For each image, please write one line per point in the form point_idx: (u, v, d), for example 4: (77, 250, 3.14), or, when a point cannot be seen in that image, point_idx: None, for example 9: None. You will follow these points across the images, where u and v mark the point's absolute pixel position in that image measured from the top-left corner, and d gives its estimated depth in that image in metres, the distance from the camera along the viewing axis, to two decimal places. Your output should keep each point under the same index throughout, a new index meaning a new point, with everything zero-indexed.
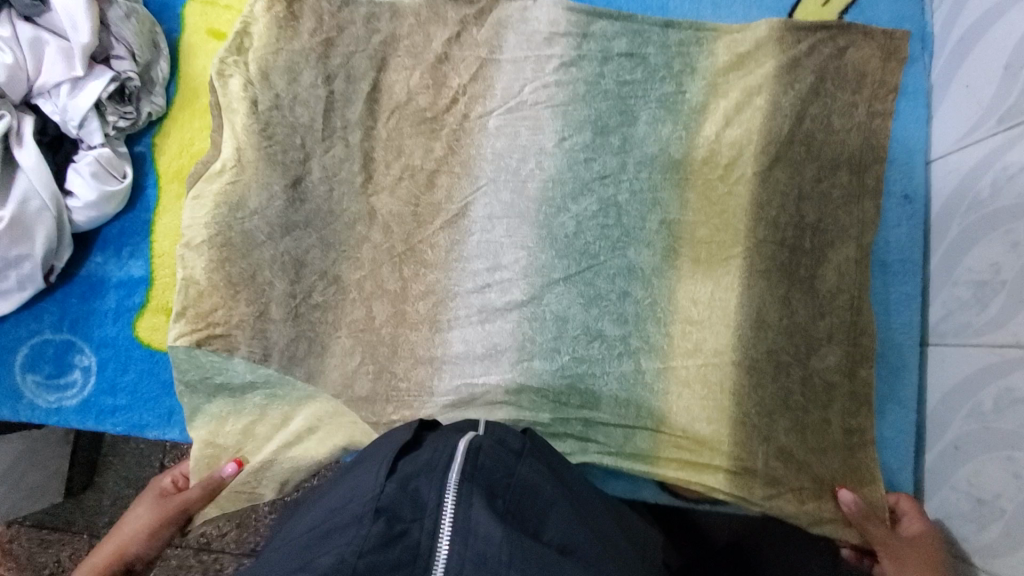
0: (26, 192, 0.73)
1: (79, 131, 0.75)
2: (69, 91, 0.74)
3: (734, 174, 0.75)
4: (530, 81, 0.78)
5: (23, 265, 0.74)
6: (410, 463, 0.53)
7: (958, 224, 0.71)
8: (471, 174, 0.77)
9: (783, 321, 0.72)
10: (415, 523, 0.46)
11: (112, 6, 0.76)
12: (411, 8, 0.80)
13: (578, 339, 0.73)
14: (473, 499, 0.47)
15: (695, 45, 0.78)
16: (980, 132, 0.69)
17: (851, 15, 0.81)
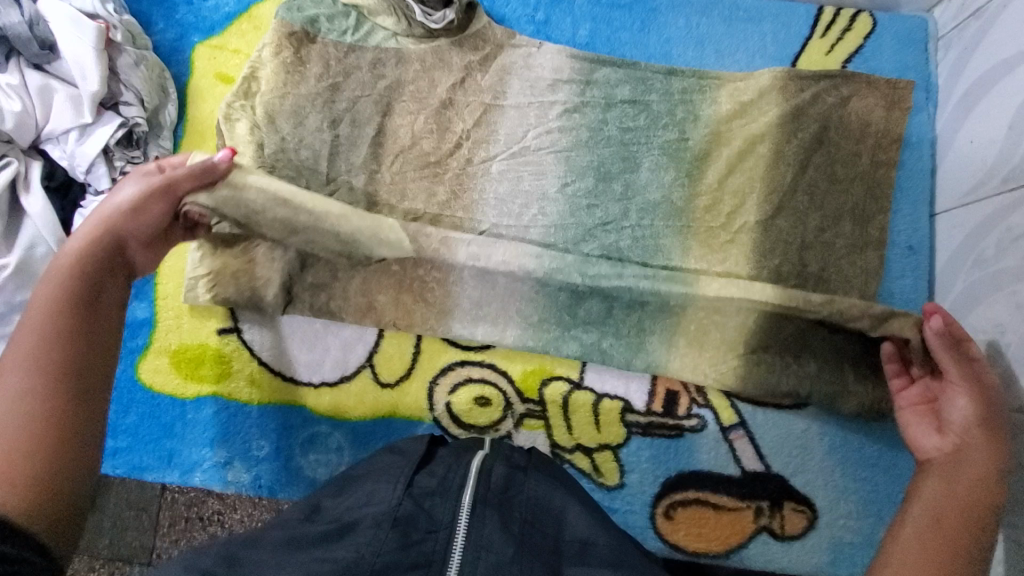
0: (32, 237, 0.73)
1: (87, 176, 0.76)
2: (77, 137, 0.75)
3: (737, 223, 0.75)
4: (533, 127, 0.79)
5: (27, 309, 0.73)
6: (425, 478, 0.55)
7: (963, 280, 0.71)
8: (474, 220, 0.77)
9: (786, 337, 0.72)
10: (431, 537, 0.51)
11: (121, 54, 0.78)
12: (416, 54, 0.80)
13: (587, 320, 0.75)
14: (487, 521, 0.51)
15: (698, 93, 0.79)
16: (983, 190, 0.70)
17: (854, 64, 0.81)
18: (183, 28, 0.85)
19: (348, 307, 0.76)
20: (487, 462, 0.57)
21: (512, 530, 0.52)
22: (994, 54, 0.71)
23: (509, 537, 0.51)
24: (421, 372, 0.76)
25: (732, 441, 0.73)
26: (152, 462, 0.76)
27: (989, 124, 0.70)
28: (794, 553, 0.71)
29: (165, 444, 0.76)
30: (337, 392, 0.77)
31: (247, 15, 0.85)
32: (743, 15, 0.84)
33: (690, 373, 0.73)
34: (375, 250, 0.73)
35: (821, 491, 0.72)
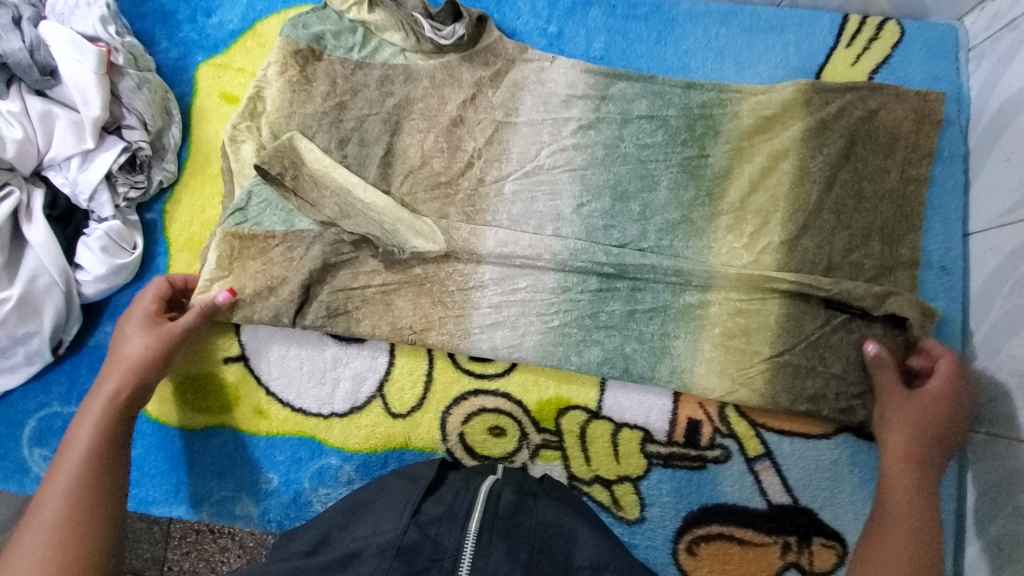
0: (35, 269, 0.71)
1: (90, 203, 0.74)
2: (79, 163, 0.74)
3: (760, 243, 0.72)
4: (546, 145, 0.76)
5: (31, 341, 0.73)
6: (432, 506, 0.54)
7: (1000, 306, 0.68)
8: (489, 225, 0.74)
9: (816, 352, 0.69)
10: (435, 565, 0.48)
11: (123, 77, 0.75)
12: (426, 70, 0.78)
13: (609, 330, 0.72)
14: (494, 548, 0.49)
15: (718, 107, 0.76)
16: (1021, 212, 0.67)
17: (881, 76, 0.78)
18: (187, 46, 0.83)
19: (360, 333, 0.73)
20: (495, 488, 0.56)
21: (520, 557, 0.49)
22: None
23: (517, 564, 0.48)
24: (434, 403, 0.74)
25: (758, 473, 0.71)
26: (159, 496, 0.75)
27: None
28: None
29: (173, 478, 0.76)
30: (348, 423, 0.75)
31: (252, 32, 0.83)
32: (764, 25, 0.81)
33: (717, 379, 0.70)
34: (409, 241, 0.72)
35: (851, 526, 0.69)
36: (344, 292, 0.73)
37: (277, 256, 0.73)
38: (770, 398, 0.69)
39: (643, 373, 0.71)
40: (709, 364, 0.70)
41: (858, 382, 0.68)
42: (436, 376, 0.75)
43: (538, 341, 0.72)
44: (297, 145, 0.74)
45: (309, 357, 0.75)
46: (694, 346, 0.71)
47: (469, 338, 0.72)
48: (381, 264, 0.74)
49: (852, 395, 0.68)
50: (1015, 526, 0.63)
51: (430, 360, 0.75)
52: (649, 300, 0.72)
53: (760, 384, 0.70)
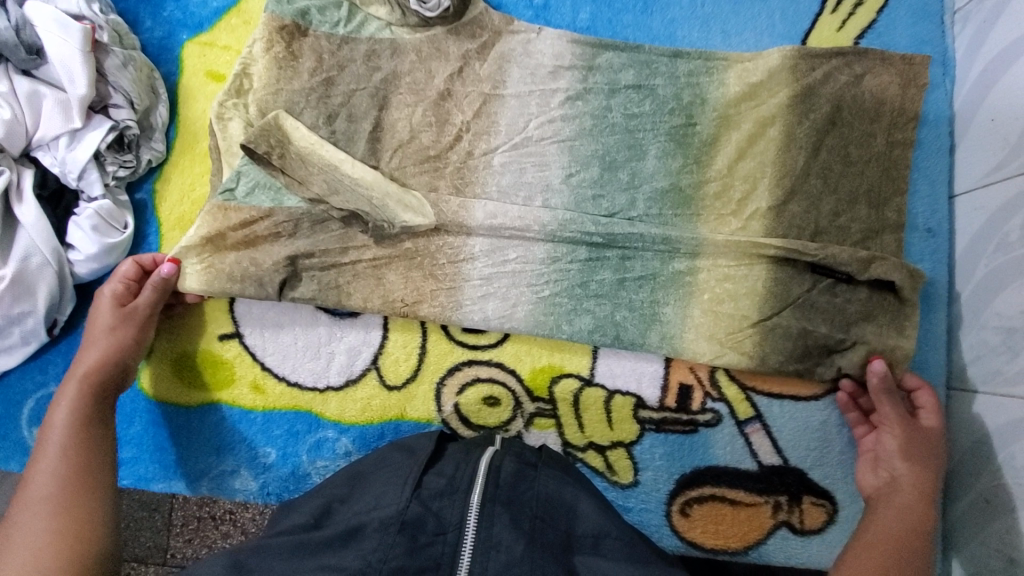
0: (26, 248, 0.72)
1: (79, 182, 0.74)
2: (67, 143, 0.74)
3: (749, 209, 0.73)
4: (535, 116, 0.76)
5: (26, 321, 0.74)
6: (434, 479, 0.54)
7: (985, 265, 0.70)
8: (478, 199, 0.74)
9: (810, 309, 0.70)
10: (439, 537, 0.49)
11: (109, 55, 0.75)
12: (413, 44, 0.78)
13: (601, 298, 0.72)
14: (495, 519, 0.50)
15: (705, 75, 0.76)
16: (1006, 171, 0.68)
17: (867, 41, 0.78)
18: (173, 25, 0.83)
19: (354, 307, 0.73)
20: (495, 461, 0.57)
21: (522, 526, 0.50)
22: (1015, 27, 0.68)
23: (519, 534, 0.50)
24: (428, 373, 0.75)
25: (749, 435, 0.72)
26: (158, 471, 0.76)
27: (1011, 103, 0.68)
28: (814, 546, 0.71)
29: (174, 454, 0.77)
30: (344, 397, 0.75)
31: (237, 9, 0.82)
32: None
33: (706, 344, 0.71)
34: (398, 216, 0.72)
35: (840, 484, 0.71)
36: (330, 266, 0.73)
37: (263, 229, 0.73)
38: (763, 359, 0.70)
39: (636, 339, 0.72)
40: (700, 329, 0.71)
41: (854, 344, 0.69)
42: (429, 350, 0.75)
43: (529, 312, 0.72)
44: (283, 123, 0.74)
45: (303, 332, 0.76)
46: (685, 310, 0.71)
47: (460, 309, 0.73)
48: (370, 240, 0.74)
49: (847, 357, 0.69)
50: (999, 480, 0.65)
51: (423, 333, 0.76)
52: (639, 268, 0.72)
53: (751, 346, 0.70)
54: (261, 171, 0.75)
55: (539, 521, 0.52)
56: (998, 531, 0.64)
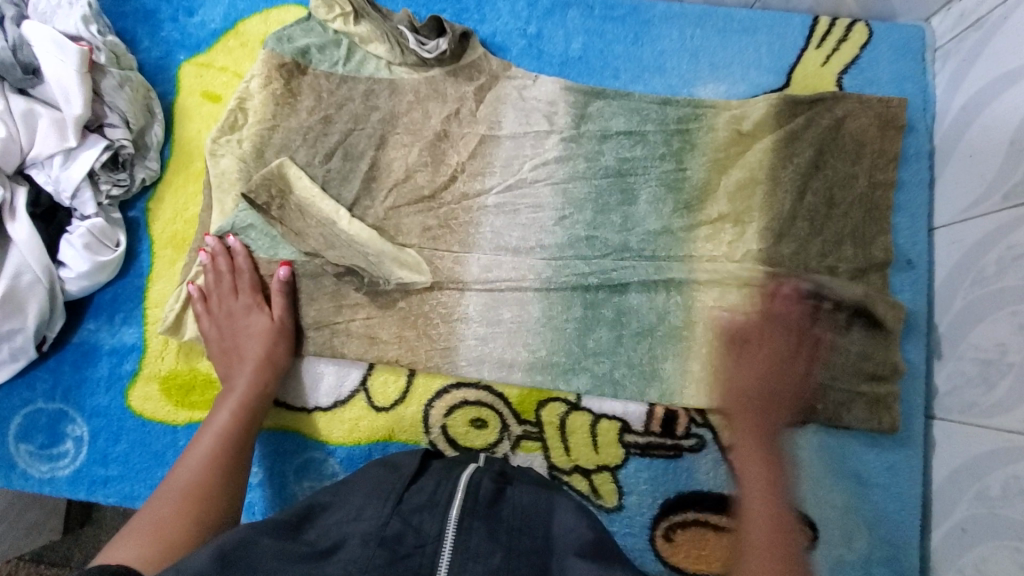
0: (17, 266, 0.69)
1: (72, 202, 0.72)
2: (62, 162, 0.71)
3: (739, 252, 0.75)
4: (529, 158, 0.78)
5: (14, 338, 0.70)
6: (415, 495, 0.54)
7: (962, 297, 0.72)
8: (470, 254, 0.75)
9: None
10: (419, 549, 0.48)
11: (105, 76, 0.74)
12: (411, 85, 0.79)
13: (599, 345, 0.74)
14: (473, 532, 0.50)
15: (694, 122, 0.78)
16: (984, 206, 0.70)
17: (850, 76, 0.80)
18: (170, 46, 0.82)
19: (351, 343, 0.74)
20: (475, 477, 0.58)
21: (500, 538, 0.51)
22: (995, 66, 0.70)
23: (498, 546, 0.50)
24: (417, 396, 0.75)
25: (732, 461, 0.73)
26: (145, 491, 0.73)
27: (989, 139, 0.70)
28: None
29: (157, 474, 0.73)
30: (332, 417, 0.74)
31: (234, 31, 0.82)
32: (738, 26, 0.82)
33: (706, 398, 0.73)
34: (393, 272, 0.73)
35: (822, 510, 0.72)
36: (326, 299, 0.74)
37: (257, 282, 0.73)
38: None
39: (636, 392, 0.73)
40: (702, 377, 0.73)
41: (840, 385, 0.72)
42: (419, 373, 0.75)
43: (528, 365, 0.74)
44: (287, 171, 0.74)
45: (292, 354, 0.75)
46: (683, 353, 0.74)
47: (454, 343, 0.74)
48: (364, 297, 0.74)
49: (831, 400, 0.72)
50: (977, 509, 0.66)
51: (409, 376, 0.75)
52: (634, 324, 0.74)
53: None
54: (260, 223, 0.75)
55: (516, 529, 0.52)
56: (971, 560, 0.66)
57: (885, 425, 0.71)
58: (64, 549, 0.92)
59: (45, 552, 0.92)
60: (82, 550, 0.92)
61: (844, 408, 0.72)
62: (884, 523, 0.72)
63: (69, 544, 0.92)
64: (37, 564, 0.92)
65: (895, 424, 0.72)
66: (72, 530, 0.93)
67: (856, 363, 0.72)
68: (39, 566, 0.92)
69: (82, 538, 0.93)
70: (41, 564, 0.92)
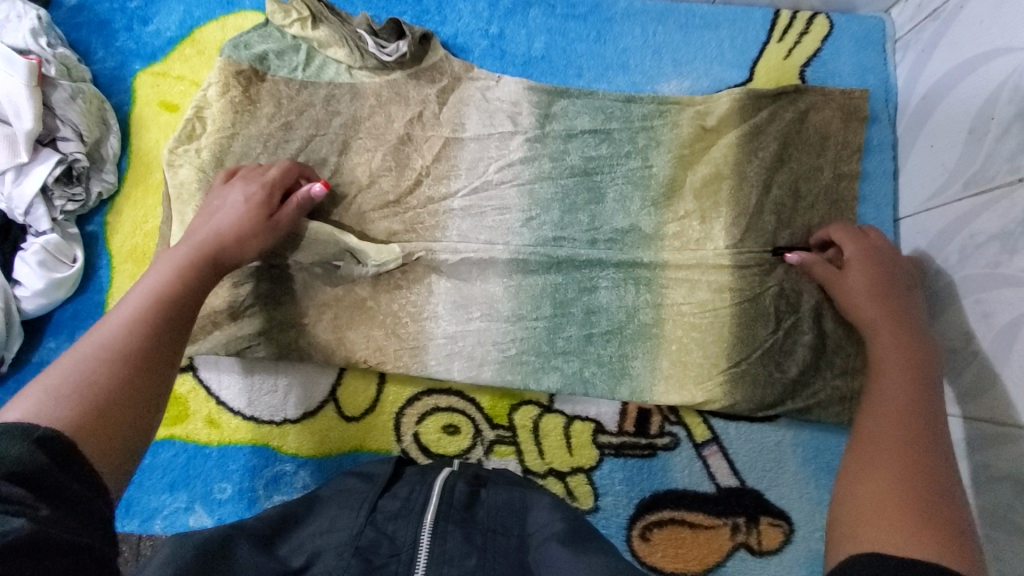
0: None
1: (26, 218, 0.70)
2: (14, 178, 0.69)
3: (707, 249, 0.75)
4: (494, 160, 0.77)
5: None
6: (389, 502, 0.55)
7: (929, 287, 0.72)
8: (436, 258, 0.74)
9: (769, 343, 0.73)
10: (392, 559, 0.48)
11: (56, 89, 0.72)
12: (372, 89, 0.78)
13: (571, 345, 0.74)
14: (449, 535, 0.50)
15: (659, 118, 0.77)
16: (945, 196, 0.70)
17: (813, 69, 0.80)
18: (124, 55, 0.80)
19: (318, 347, 0.73)
20: (449, 480, 0.58)
21: (474, 540, 0.51)
22: (951, 56, 0.71)
23: (471, 548, 0.50)
24: (388, 404, 0.74)
25: (706, 458, 0.73)
26: None
27: (948, 130, 0.71)
28: (773, 569, 0.70)
29: (122, 493, 0.72)
30: (302, 429, 0.73)
31: (190, 39, 0.80)
32: (700, 22, 0.82)
33: (677, 394, 0.73)
34: (359, 281, 0.73)
35: (797, 504, 0.72)
36: (292, 306, 0.73)
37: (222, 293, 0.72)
38: (737, 400, 0.72)
39: (607, 391, 0.73)
40: (672, 373, 0.73)
41: (811, 378, 0.72)
42: (389, 381, 0.74)
43: (497, 365, 0.73)
44: None
45: (261, 365, 0.74)
46: (654, 350, 0.74)
47: (423, 348, 0.73)
48: (332, 299, 0.73)
49: (802, 394, 0.72)
50: None
51: (381, 384, 0.74)
52: (604, 322, 0.74)
53: (722, 389, 0.72)
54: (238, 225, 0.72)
55: (490, 529, 0.52)
56: None
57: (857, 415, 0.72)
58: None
59: None
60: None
61: (818, 402, 0.72)
62: None
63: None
64: None
65: None
66: None
67: (825, 355, 0.73)
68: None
69: None
70: None
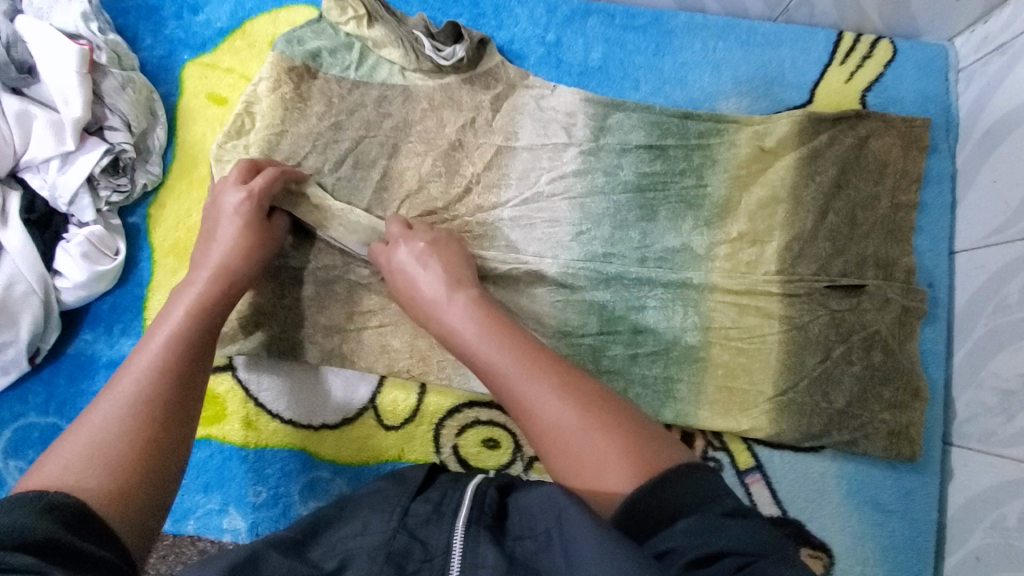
0: (11, 275, 0.66)
1: (69, 208, 0.69)
2: (59, 166, 0.68)
3: (760, 272, 0.73)
4: (546, 171, 0.75)
5: (6, 351, 0.67)
6: (421, 506, 0.50)
7: (984, 324, 0.71)
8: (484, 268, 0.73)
9: (817, 371, 0.71)
10: (425, 564, 0.44)
11: (106, 77, 0.71)
12: (425, 92, 0.77)
13: (616, 365, 0.72)
14: (480, 541, 0.45)
15: (716, 137, 0.76)
16: (1008, 233, 0.69)
17: (874, 94, 0.79)
18: (173, 44, 0.79)
19: (362, 354, 0.72)
20: (480, 487, 0.52)
21: (503, 545, 0.45)
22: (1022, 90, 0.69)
23: (501, 553, 0.44)
24: (428, 415, 0.72)
25: (749, 485, 0.72)
26: None
27: (1013, 165, 0.69)
28: None
29: None
30: (340, 436, 0.72)
31: (242, 31, 0.79)
32: (761, 40, 0.81)
33: (721, 420, 0.71)
34: None
35: (838, 537, 0.70)
36: (337, 310, 0.72)
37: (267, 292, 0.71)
38: (783, 431, 0.71)
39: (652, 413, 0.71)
40: (717, 398, 0.71)
41: (859, 412, 0.70)
42: (428, 391, 0.73)
43: None
44: None
45: (301, 368, 0.73)
46: (700, 373, 0.72)
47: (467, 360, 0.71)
48: (376, 306, 0.72)
49: (850, 426, 0.70)
50: (995, 539, 0.66)
51: (421, 393, 0.73)
52: (651, 342, 0.72)
53: (768, 418, 0.71)
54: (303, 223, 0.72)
55: (522, 536, 0.46)
56: None
57: (907, 449, 0.70)
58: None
59: None
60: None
61: (866, 435, 0.70)
62: (898, 550, 0.70)
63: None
64: None
65: (915, 454, 0.70)
66: None
67: (876, 387, 0.71)
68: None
69: None
70: None
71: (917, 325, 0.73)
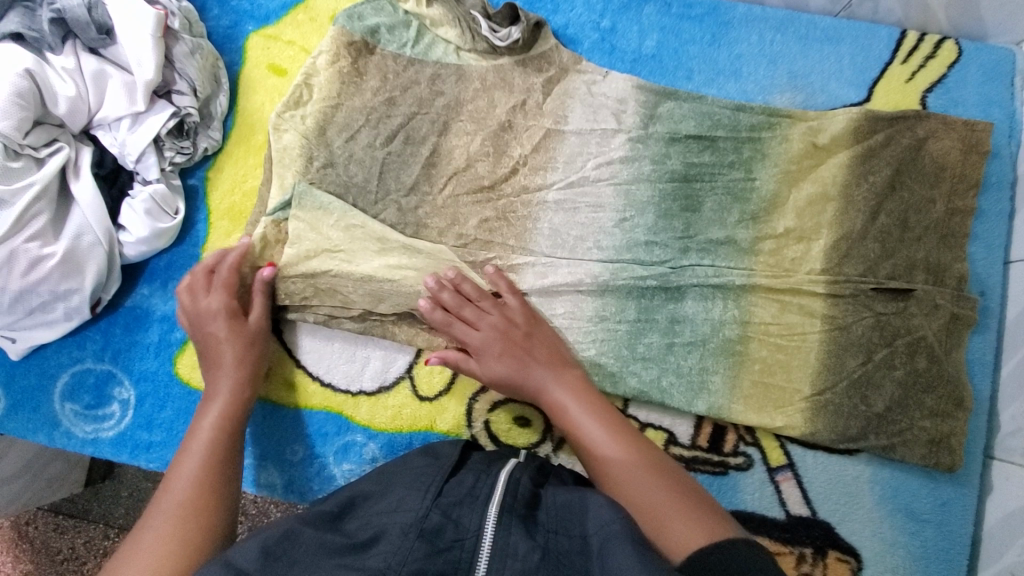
0: (80, 226, 0.70)
1: (136, 165, 0.73)
2: (129, 125, 0.72)
3: (804, 269, 0.72)
4: (593, 156, 0.76)
5: (71, 298, 0.70)
6: (454, 488, 0.51)
7: None
8: (526, 248, 0.74)
9: (858, 372, 0.70)
10: (457, 543, 0.45)
11: (178, 42, 0.74)
12: (478, 72, 0.78)
13: (652, 352, 0.72)
14: (512, 529, 0.46)
15: (768, 130, 0.75)
16: None
17: (935, 95, 0.77)
18: (239, 15, 0.82)
19: (401, 324, 0.74)
20: (514, 472, 0.54)
21: (536, 538, 0.46)
22: None
23: (534, 545, 0.45)
24: (461, 389, 0.74)
25: (779, 484, 0.71)
26: None
27: None
28: None
29: None
30: (375, 402, 0.74)
31: (304, 6, 0.82)
32: (820, 35, 0.80)
33: (756, 416, 0.71)
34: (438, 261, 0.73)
35: (867, 542, 0.69)
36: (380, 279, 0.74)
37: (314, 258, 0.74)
38: (817, 431, 0.70)
39: (684, 403, 0.71)
40: (751, 394, 0.71)
41: (899, 419, 0.69)
42: None
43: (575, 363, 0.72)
44: (347, 158, 0.75)
45: (340, 336, 0.75)
46: (734, 367, 0.72)
47: None
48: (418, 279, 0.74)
49: (888, 432, 0.69)
50: None
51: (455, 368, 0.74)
52: (687, 333, 0.72)
53: (803, 417, 0.70)
54: (351, 198, 0.75)
55: (555, 531, 0.47)
56: None
57: (947, 459, 0.68)
58: (84, 501, 0.95)
59: (64, 504, 0.95)
60: (103, 502, 0.95)
61: (904, 442, 0.69)
62: (929, 561, 0.69)
63: (89, 496, 0.95)
64: (56, 514, 0.95)
65: (954, 465, 0.69)
66: (92, 484, 0.96)
67: (919, 394, 0.69)
68: (59, 515, 0.95)
69: (102, 492, 0.95)
70: (59, 514, 0.95)
71: (966, 334, 0.71)
